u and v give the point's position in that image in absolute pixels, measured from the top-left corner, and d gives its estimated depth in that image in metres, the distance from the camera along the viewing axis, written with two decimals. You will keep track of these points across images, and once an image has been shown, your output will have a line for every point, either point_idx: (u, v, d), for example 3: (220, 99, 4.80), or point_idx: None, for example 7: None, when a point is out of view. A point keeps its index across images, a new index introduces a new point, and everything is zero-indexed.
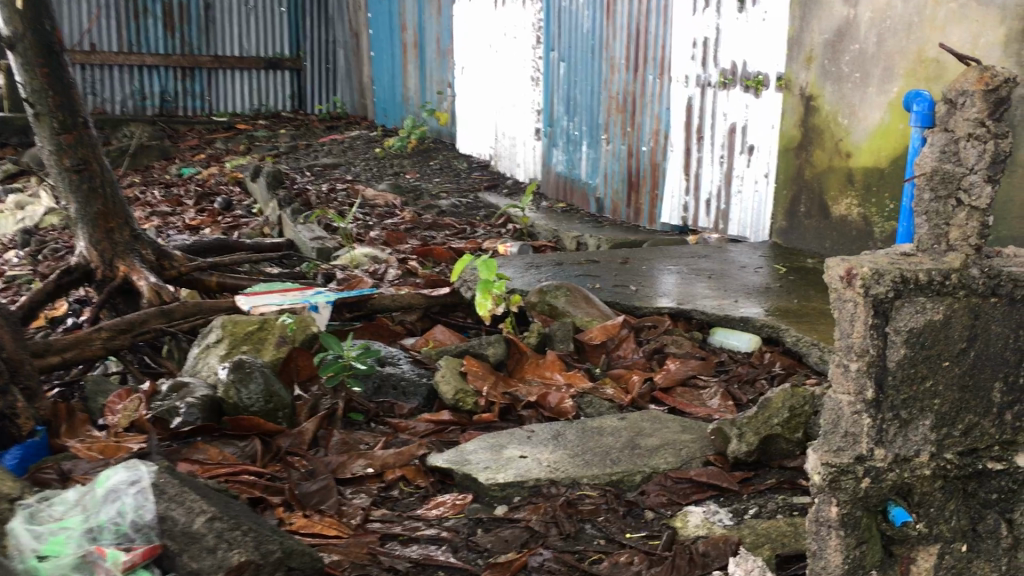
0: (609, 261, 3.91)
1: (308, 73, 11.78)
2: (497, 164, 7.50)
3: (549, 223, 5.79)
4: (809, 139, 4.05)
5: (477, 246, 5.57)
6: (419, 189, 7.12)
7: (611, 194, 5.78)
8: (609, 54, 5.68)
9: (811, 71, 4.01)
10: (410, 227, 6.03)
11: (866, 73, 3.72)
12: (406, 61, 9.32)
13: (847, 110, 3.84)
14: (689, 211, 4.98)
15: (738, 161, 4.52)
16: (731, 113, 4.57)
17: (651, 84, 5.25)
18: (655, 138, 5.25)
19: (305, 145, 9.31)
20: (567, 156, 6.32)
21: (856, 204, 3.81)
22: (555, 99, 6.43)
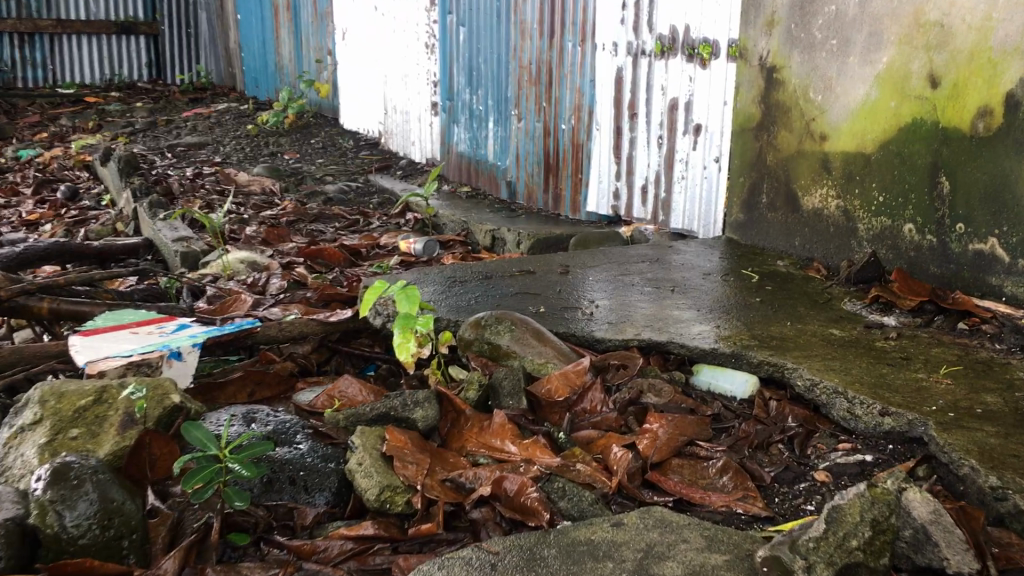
0: (545, 269, 3.20)
1: (166, 38, 10.66)
2: (388, 142, 6.68)
3: (455, 212, 5.05)
4: (771, 118, 3.44)
5: (374, 242, 4.81)
6: (300, 173, 6.25)
7: (524, 177, 5.09)
8: (519, 18, 4.95)
9: (773, 37, 3.39)
10: (293, 220, 5.19)
11: (845, 39, 3.11)
12: (278, 25, 8.36)
13: (820, 84, 3.23)
14: (620, 200, 4.32)
15: (681, 143, 3.89)
16: (670, 87, 3.93)
17: (571, 52, 4.57)
18: (578, 115, 4.58)
19: (166, 120, 8.25)
20: (471, 134, 5.58)
21: (834, 196, 3.22)
22: (455, 69, 5.67)
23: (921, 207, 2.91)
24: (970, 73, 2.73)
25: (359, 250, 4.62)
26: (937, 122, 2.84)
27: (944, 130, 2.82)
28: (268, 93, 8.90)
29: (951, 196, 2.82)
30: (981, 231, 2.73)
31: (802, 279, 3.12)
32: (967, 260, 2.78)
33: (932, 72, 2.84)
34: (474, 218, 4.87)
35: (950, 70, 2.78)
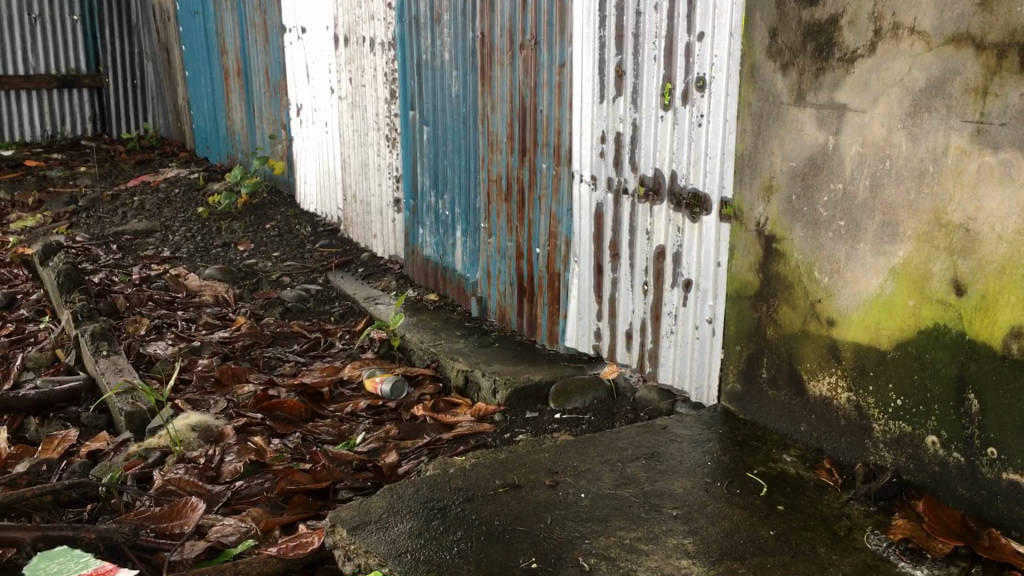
0: (531, 480, 2.89)
1: (111, 91, 10.16)
2: (347, 230, 6.30)
3: (423, 334, 4.70)
4: (771, 289, 3.16)
5: (335, 375, 4.44)
6: (255, 272, 5.87)
7: (495, 295, 4.76)
8: (487, 128, 4.63)
9: (772, 205, 3.12)
10: (247, 344, 4.80)
11: (855, 222, 2.84)
12: (229, 90, 7.95)
13: (825, 265, 2.96)
14: (603, 340, 4.02)
15: (669, 296, 3.60)
16: (656, 233, 3.63)
17: (546, 174, 4.26)
18: (553, 243, 4.27)
19: (111, 193, 7.79)
20: (437, 239, 5.25)
21: (844, 387, 2.94)
22: (419, 168, 5.33)
23: (945, 420, 2.64)
24: (1001, 287, 2.45)
25: (321, 392, 4.26)
26: (963, 332, 2.57)
27: (971, 343, 2.55)
28: (219, 157, 8.48)
29: (980, 415, 2.54)
30: (1017, 462, 2.45)
31: (815, 488, 2.84)
32: (1001, 489, 2.51)
33: (956, 278, 2.56)
34: (443, 345, 4.53)
35: (977, 279, 2.51)
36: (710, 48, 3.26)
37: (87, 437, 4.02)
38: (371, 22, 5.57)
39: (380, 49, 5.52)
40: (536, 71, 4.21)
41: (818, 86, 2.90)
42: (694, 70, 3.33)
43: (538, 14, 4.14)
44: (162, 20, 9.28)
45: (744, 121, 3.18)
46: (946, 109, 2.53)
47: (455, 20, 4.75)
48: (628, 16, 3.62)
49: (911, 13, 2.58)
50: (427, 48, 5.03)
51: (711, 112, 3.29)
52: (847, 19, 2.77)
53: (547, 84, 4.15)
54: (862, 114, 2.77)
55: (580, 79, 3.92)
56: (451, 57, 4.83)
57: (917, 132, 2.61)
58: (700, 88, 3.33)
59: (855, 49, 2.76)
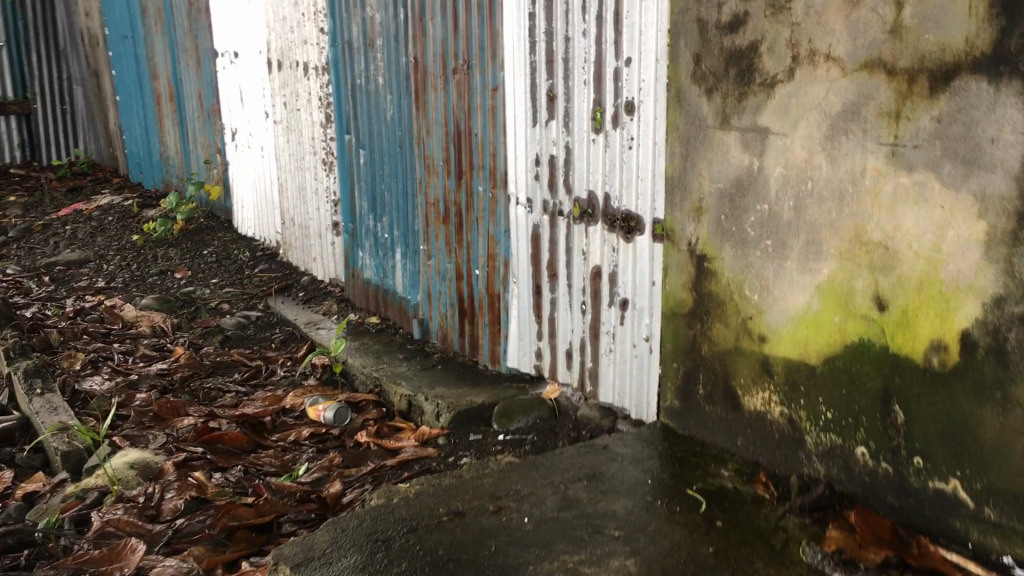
0: (475, 507, 2.91)
1: (40, 117, 9.96)
2: (287, 254, 6.25)
3: (365, 358, 4.68)
4: (704, 307, 3.23)
5: (277, 404, 4.41)
6: (193, 300, 5.80)
7: (436, 316, 4.77)
8: (423, 151, 4.66)
9: (702, 225, 3.19)
10: (187, 375, 4.73)
11: (781, 241, 2.92)
12: (162, 115, 7.86)
13: (755, 283, 3.03)
14: (544, 360, 4.06)
15: (606, 315, 3.66)
16: (592, 254, 3.69)
17: (482, 197, 4.29)
18: (492, 264, 4.30)
19: (42, 223, 7.63)
20: (376, 261, 5.24)
21: (777, 401, 3.01)
22: (357, 192, 5.32)
23: (874, 431, 2.72)
24: (920, 302, 2.54)
25: (263, 422, 4.23)
26: (886, 346, 2.65)
27: (894, 357, 2.63)
28: (153, 183, 8.36)
29: (906, 426, 2.62)
30: (941, 469, 2.54)
31: (752, 503, 2.90)
32: (928, 497, 2.60)
33: (878, 294, 2.65)
34: (386, 369, 4.52)
35: (898, 294, 2.60)
36: (638, 73, 3.36)
37: (22, 478, 3.92)
38: (304, 47, 5.56)
39: (314, 74, 5.52)
40: (470, 95, 4.25)
41: (742, 110, 3.00)
42: (623, 94, 3.43)
43: (470, 39, 4.19)
44: (90, 45, 9.13)
45: (673, 144, 3.27)
46: (862, 132, 2.63)
47: (388, 45, 4.77)
48: (558, 42, 3.69)
49: (825, 41, 2.70)
50: (361, 73, 5.04)
51: (641, 135, 3.38)
52: (766, 46, 2.88)
53: (481, 108, 4.19)
54: (784, 137, 2.87)
55: (513, 103, 3.97)
56: (385, 81, 4.84)
57: (836, 155, 2.71)
58: (629, 112, 3.42)
59: (775, 75, 2.87)
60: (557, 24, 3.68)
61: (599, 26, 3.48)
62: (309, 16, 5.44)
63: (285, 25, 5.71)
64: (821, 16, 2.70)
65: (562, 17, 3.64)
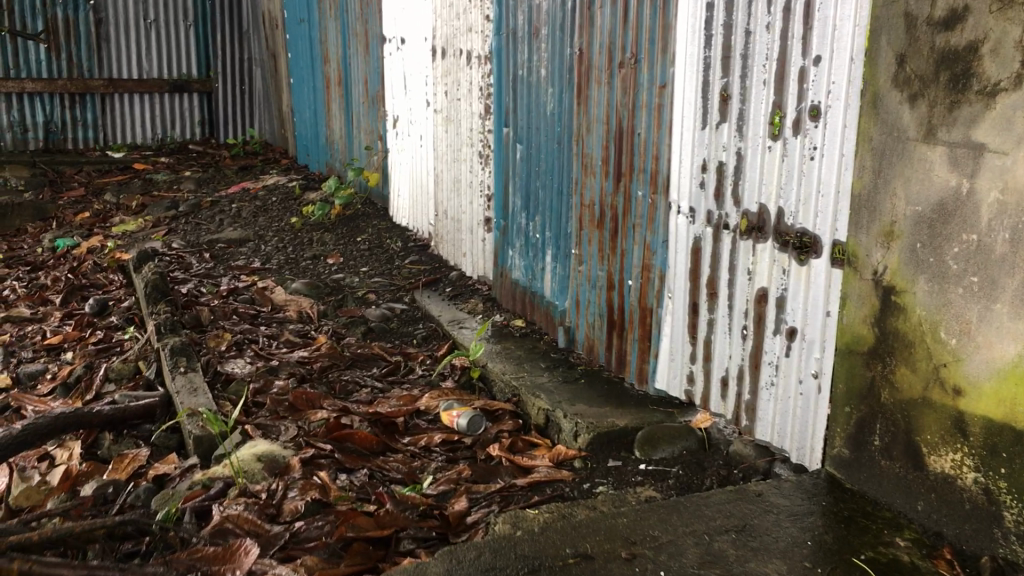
0: (606, 551, 2.61)
1: (220, 96, 10.31)
2: (438, 247, 6.12)
3: (505, 365, 4.45)
4: (887, 346, 2.80)
5: (411, 405, 4.25)
6: (341, 287, 5.74)
7: (583, 325, 4.49)
8: (582, 149, 4.38)
9: (893, 252, 2.76)
10: (325, 366, 4.64)
11: (991, 280, 2.47)
12: (330, 99, 7.91)
13: (953, 325, 2.59)
14: (696, 385, 3.71)
15: (770, 344, 3.28)
16: (759, 274, 3.32)
17: (641, 202, 3.98)
18: (646, 276, 3.98)
19: (210, 199, 7.81)
20: (526, 262, 5.01)
21: (971, 466, 2.56)
22: (511, 188, 5.10)
23: None
24: None
25: (395, 423, 4.07)
26: None
27: None
28: (317, 166, 8.44)
29: None
30: None
31: None
32: None
33: None
34: (526, 378, 4.27)
35: None
36: (827, 74, 2.96)
37: (156, 458, 3.90)
38: (469, 35, 5.38)
39: (476, 63, 5.33)
40: (636, 92, 3.93)
41: (952, 122, 2.56)
42: (808, 97, 3.04)
43: (639, 31, 3.86)
44: (270, 27, 9.33)
45: (863, 157, 2.85)
46: None
47: (553, 35, 4.51)
48: (736, 37, 3.32)
49: None
50: (524, 64, 4.81)
51: (825, 145, 2.99)
52: (989, 47, 2.43)
53: (646, 106, 3.87)
54: (1003, 156, 2.42)
55: (681, 102, 3.63)
56: (548, 73, 4.59)
57: None
58: (813, 118, 3.03)
59: (997, 82, 2.42)
60: (737, 16, 3.31)
61: (786, 19, 3.09)
62: (475, 2, 5.25)
63: (452, 12, 5.54)
64: None
65: (744, 9, 3.27)
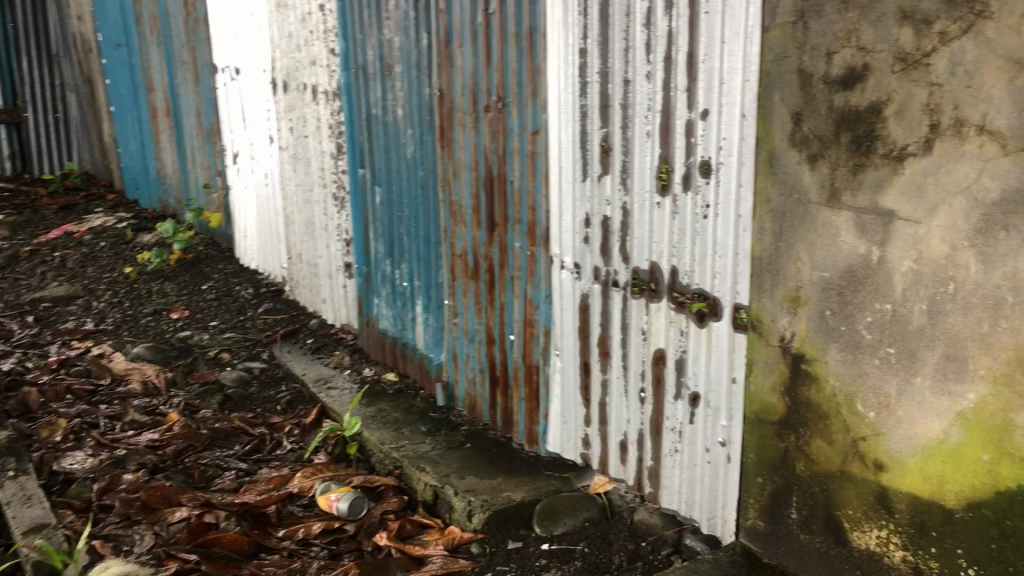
0: None
1: (31, 126, 9.41)
2: (294, 292, 5.69)
3: (382, 433, 4.11)
4: (800, 417, 2.67)
5: (282, 488, 3.85)
6: (189, 347, 5.23)
7: (463, 382, 4.21)
8: (449, 196, 4.09)
9: (800, 318, 2.62)
10: (180, 449, 4.16)
11: (910, 351, 2.35)
12: (159, 131, 7.28)
13: (872, 397, 2.46)
14: (592, 449, 3.50)
15: (672, 409, 3.11)
16: (654, 335, 3.14)
17: (519, 254, 3.73)
18: (530, 332, 3.74)
19: (28, 248, 7.05)
20: (394, 312, 4.68)
21: (898, 544, 2.45)
22: (373, 234, 4.75)
23: None
24: None
25: (266, 513, 3.67)
26: None
27: None
28: (150, 202, 7.77)
29: None
30: None
31: None
32: None
33: None
34: (407, 447, 3.95)
35: None
36: (716, 129, 2.79)
37: None
38: (313, 68, 5.00)
39: (323, 99, 4.95)
40: (505, 137, 3.68)
41: (857, 186, 2.42)
42: (697, 152, 2.86)
43: (506, 73, 3.61)
44: (83, 50, 8.55)
45: (762, 218, 2.69)
46: None
47: (408, 74, 4.20)
48: (614, 86, 3.11)
49: (978, 109, 2.13)
50: (378, 102, 4.47)
51: (720, 203, 2.82)
52: (894, 109, 2.30)
53: (518, 153, 3.62)
54: (915, 225, 2.30)
55: (557, 151, 3.40)
56: (406, 113, 4.28)
57: (990, 254, 2.15)
58: (704, 174, 2.86)
59: (905, 146, 2.29)
60: (613, 63, 3.10)
61: (667, 69, 2.91)
62: (318, 34, 4.87)
63: (292, 42, 5.13)
64: (973, 77, 2.13)
65: (620, 56, 3.06)
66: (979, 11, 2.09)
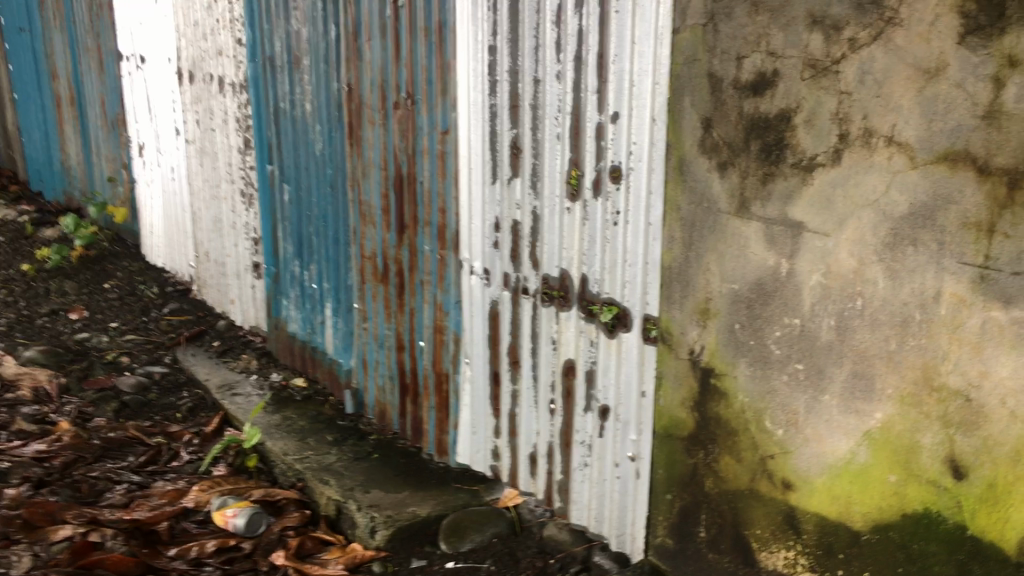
0: None
1: None
2: (201, 292, 5.45)
3: (286, 443, 3.93)
4: (708, 433, 2.58)
5: (176, 503, 3.64)
6: (87, 350, 4.97)
7: (372, 389, 4.05)
8: (358, 196, 3.92)
9: (709, 331, 2.54)
10: (69, 461, 3.91)
11: (818, 368, 2.27)
12: (62, 120, 6.95)
13: (780, 415, 2.38)
14: (502, 461, 3.38)
15: (581, 422, 3.00)
16: (564, 345, 3.02)
17: (428, 257, 3.58)
18: (439, 338, 3.59)
19: None
20: (303, 315, 4.50)
21: (806, 565, 2.38)
22: (281, 233, 4.56)
23: None
24: (1014, 478, 1.93)
25: (157, 530, 3.47)
26: (962, 526, 2.03)
27: (974, 542, 2.02)
28: (54, 194, 7.41)
29: None
30: None
31: None
32: None
33: (953, 459, 2.03)
34: (311, 458, 3.78)
35: (982, 462, 1.98)
36: (626, 133, 2.68)
37: None
38: (219, 59, 4.78)
39: (230, 91, 4.74)
40: (414, 136, 3.53)
41: (766, 196, 2.34)
42: (607, 157, 2.75)
43: (415, 69, 3.46)
44: None
45: (672, 227, 2.60)
46: (938, 246, 2.00)
47: (316, 67, 4.02)
48: (524, 86, 2.99)
49: (886, 119, 2.05)
50: (286, 96, 4.28)
51: (630, 210, 2.72)
52: (803, 117, 2.22)
53: (428, 153, 3.47)
54: (824, 238, 2.22)
55: (467, 152, 3.27)
56: (314, 108, 4.09)
57: (898, 270, 2.08)
58: (614, 179, 2.75)
59: (813, 156, 2.21)
60: (523, 62, 2.97)
61: (577, 69, 2.79)
62: (224, 23, 4.65)
63: (198, 31, 4.90)
64: (882, 87, 2.05)
65: (529, 54, 2.94)
66: (888, 18, 2.01)
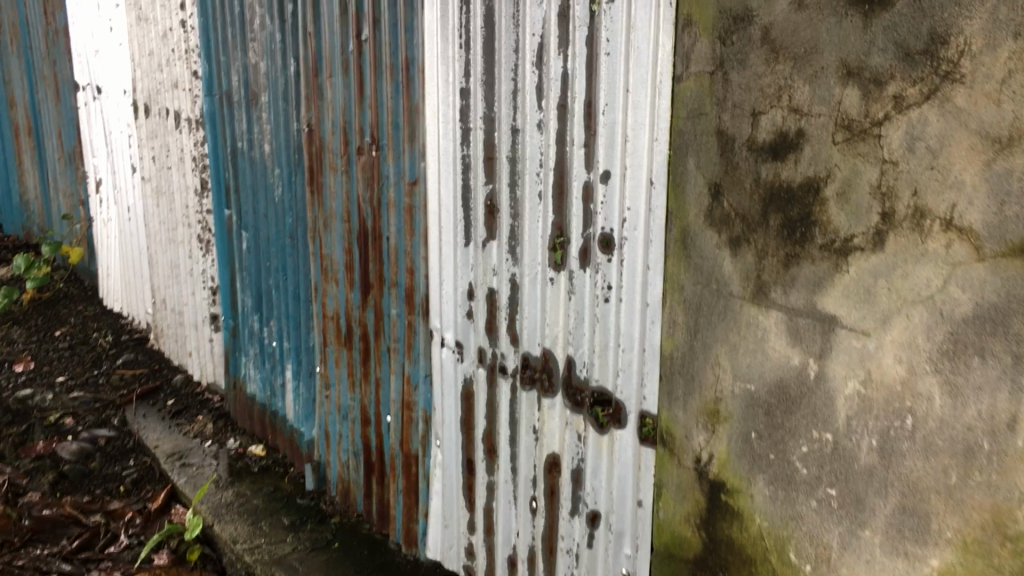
0: None
1: None
2: (158, 342, 5.02)
3: (238, 528, 3.50)
4: (719, 559, 2.15)
5: None
6: (27, 409, 4.52)
7: (334, 464, 3.61)
8: (319, 249, 3.50)
9: (719, 438, 2.11)
10: None
11: (855, 497, 1.85)
12: (20, 151, 6.53)
13: (809, 548, 1.95)
14: (477, 560, 2.94)
15: (568, 527, 2.58)
16: (547, 436, 2.60)
17: (396, 323, 3.16)
18: (407, 415, 3.17)
19: None
20: (262, 376, 4.06)
21: None
22: (239, 284, 4.13)
23: None
24: None
25: None
26: None
27: None
28: (12, 229, 6.98)
29: None
30: None
31: None
32: None
33: None
34: (263, 550, 3.36)
35: None
36: (620, 196, 2.28)
37: None
38: (174, 92, 4.36)
39: (185, 127, 4.32)
40: (380, 186, 3.11)
41: (790, 282, 1.92)
42: (597, 224, 2.34)
43: (380, 111, 3.04)
44: None
45: (674, 310, 2.18)
46: (1014, 360, 1.57)
47: (275, 105, 3.60)
48: (500, 136, 2.58)
49: (944, 198, 1.63)
50: (243, 135, 3.87)
51: (624, 287, 2.30)
52: (836, 189, 1.80)
53: (394, 206, 3.06)
54: (863, 338, 1.80)
55: (437, 208, 2.85)
56: (272, 149, 3.68)
57: (959, 385, 1.65)
58: (606, 251, 2.34)
59: (849, 238, 1.79)
60: (500, 108, 2.56)
61: (562, 119, 2.38)
62: (179, 53, 4.23)
63: (152, 61, 4.49)
64: (937, 156, 1.63)
65: (507, 100, 2.53)
66: (946, 72, 1.60)
